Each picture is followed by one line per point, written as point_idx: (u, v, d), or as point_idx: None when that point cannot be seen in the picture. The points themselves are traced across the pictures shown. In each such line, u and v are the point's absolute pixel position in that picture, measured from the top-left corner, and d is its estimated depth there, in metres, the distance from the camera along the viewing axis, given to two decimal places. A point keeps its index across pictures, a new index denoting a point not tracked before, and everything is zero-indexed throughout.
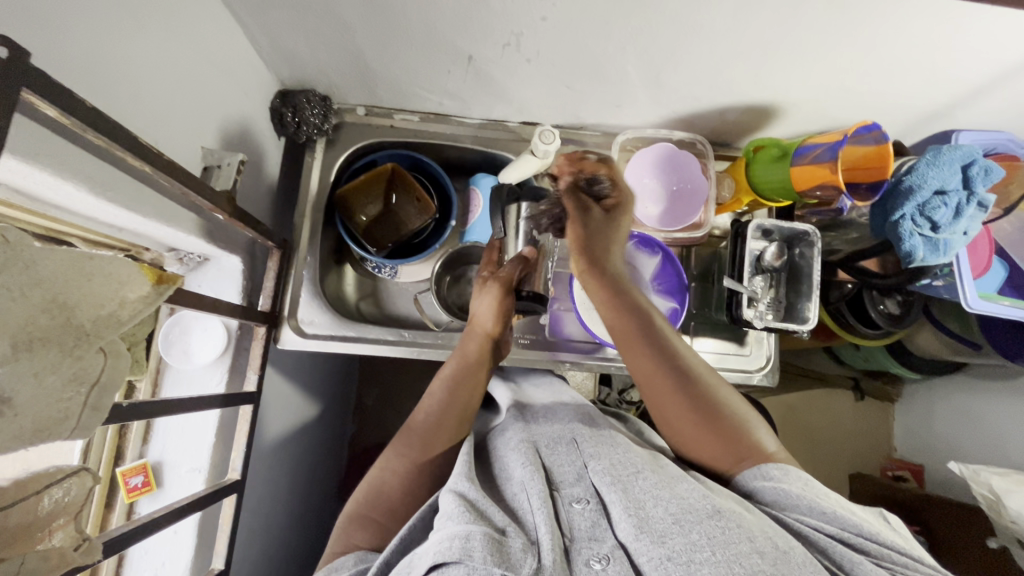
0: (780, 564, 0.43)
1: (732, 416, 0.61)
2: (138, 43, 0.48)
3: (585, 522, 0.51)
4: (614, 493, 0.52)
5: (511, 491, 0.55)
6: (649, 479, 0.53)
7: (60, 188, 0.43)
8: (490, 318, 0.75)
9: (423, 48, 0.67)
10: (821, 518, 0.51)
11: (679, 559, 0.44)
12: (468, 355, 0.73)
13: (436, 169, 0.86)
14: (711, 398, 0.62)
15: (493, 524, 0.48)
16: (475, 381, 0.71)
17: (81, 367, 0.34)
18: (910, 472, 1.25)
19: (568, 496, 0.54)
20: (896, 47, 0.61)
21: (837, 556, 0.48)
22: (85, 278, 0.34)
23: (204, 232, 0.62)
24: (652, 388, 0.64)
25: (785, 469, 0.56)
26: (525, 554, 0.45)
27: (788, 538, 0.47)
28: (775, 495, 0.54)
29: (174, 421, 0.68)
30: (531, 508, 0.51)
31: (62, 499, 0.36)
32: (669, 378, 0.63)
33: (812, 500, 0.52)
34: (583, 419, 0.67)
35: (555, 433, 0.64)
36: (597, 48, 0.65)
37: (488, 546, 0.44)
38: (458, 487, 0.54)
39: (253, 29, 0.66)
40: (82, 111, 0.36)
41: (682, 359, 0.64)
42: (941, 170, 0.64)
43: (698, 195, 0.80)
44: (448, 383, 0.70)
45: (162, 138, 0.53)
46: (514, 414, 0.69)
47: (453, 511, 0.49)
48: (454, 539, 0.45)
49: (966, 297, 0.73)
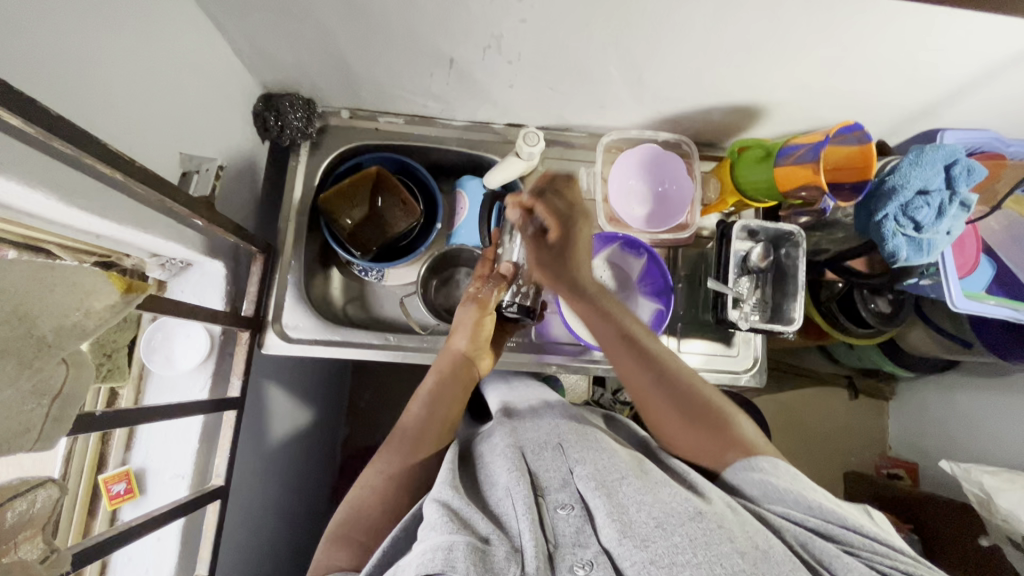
0: (760, 565, 0.43)
1: (717, 409, 0.63)
2: (109, 49, 0.48)
3: (570, 528, 0.50)
4: (598, 498, 0.50)
5: (496, 497, 0.55)
6: (633, 484, 0.52)
7: (29, 197, 0.43)
8: (463, 338, 0.77)
9: (404, 51, 0.67)
10: (800, 513, 0.51)
11: (661, 562, 0.43)
12: (444, 371, 0.75)
13: (422, 171, 0.86)
14: (694, 394, 0.64)
15: (476, 533, 0.48)
16: (453, 397, 0.73)
17: (42, 379, 0.34)
18: (905, 471, 1.25)
19: (554, 501, 0.53)
20: (877, 47, 0.61)
21: (817, 550, 0.47)
22: (47, 289, 0.34)
23: (184, 237, 0.62)
24: (634, 386, 0.67)
25: (775, 463, 0.57)
26: (508, 562, 0.45)
27: (768, 536, 0.47)
28: (763, 490, 0.54)
29: (157, 428, 0.68)
30: (515, 514, 0.51)
31: (27, 512, 0.36)
32: (649, 378, 0.66)
33: (798, 493, 0.52)
34: (569, 420, 0.65)
35: (541, 437, 0.62)
36: (578, 50, 0.65)
37: (470, 555, 0.44)
38: (441, 496, 0.53)
39: (232, 34, 0.66)
40: (47, 120, 0.36)
41: (659, 360, 0.67)
42: (924, 170, 0.64)
43: (684, 195, 0.81)
44: (426, 401, 0.72)
45: (136, 144, 0.53)
46: (501, 419, 0.69)
47: (436, 521, 0.48)
48: (437, 550, 0.44)
49: (953, 298, 0.73)
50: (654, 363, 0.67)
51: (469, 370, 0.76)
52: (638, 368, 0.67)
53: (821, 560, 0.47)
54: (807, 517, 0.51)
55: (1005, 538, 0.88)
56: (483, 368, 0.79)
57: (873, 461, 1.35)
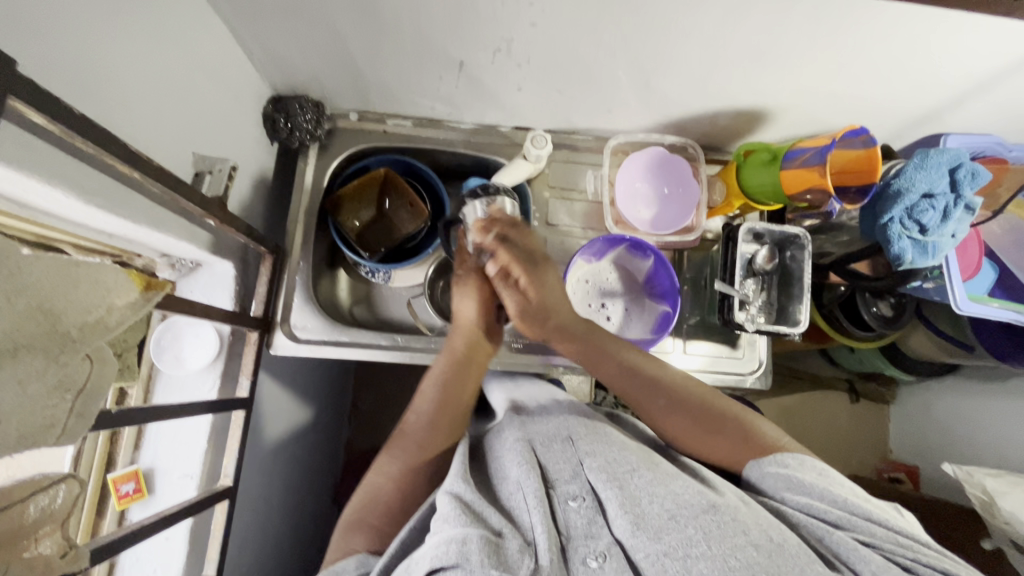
0: (774, 557, 0.43)
1: (733, 418, 0.64)
2: (126, 50, 0.48)
3: (581, 519, 0.51)
4: (610, 490, 0.51)
5: (506, 491, 0.55)
6: (644, 476, 0.52)
7: (48, 195, 0.43)
8: (473, 308, 0.76)
9: (415, 53, 0.68)
10: (824, 505, 0.51)
11: (675, 554, 0.44)
12: (456, 351, 0.74)
13: (428, 173, 0.86)
14: (712, 410, 0.65)
15: (489, 526, 0.48)
16: (466, 377, 0.73)
17: (67, 374, 0.34)
18: (905, 474, 1.25)
19: (564, 493, 0.53)
20: (883, 52, 0.61)
21: (835, 544, 0.48)
22: (72, 285, 0.34)
23: (195, 237, 0.62)
24: (645, 412, 0.68)
25: (800, 458, 0.57)
26: (521, 555, 0.46)
27: (783, 529, 0.47)
28: (786, 481, 0.54)
29: (166, 427, 0.68)
30: (526, 508, 0.51)
31: (48, 507, 0.36)
32: (656, 401, 0.67)
33: (824, 487, 0.53)
34: (579, 416, 0.66)
35: (551, 429, 0.62)
36: (588, 54, 0.66)
37: (484, 548, 0.44)
38: (452, 489, 0.53)
39: (245, 36, 0.66)
40: (69, 118, 0.36)
41: (666, 382, 0.68)
42: (929, 173, 0.64)
43: (689, 198, 0.83)
44: (439, 382, 0.71)
45: (151, 144, 0.53)
46: (511, 415, 0.69)
47: (449, 514, 0.49)
48: (451, 543, 0.45)
49: (956, 300, 0.74)
50: (659, 387, 0.67)
51: (482, 347, 0.76)
52: (643, 393, 0.68)
53: (840, 552, 0.47)
54: (829, 509, 0.51)
55: (1008, 540, 0.88)
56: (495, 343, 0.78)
57: (874, 464, 1.35)
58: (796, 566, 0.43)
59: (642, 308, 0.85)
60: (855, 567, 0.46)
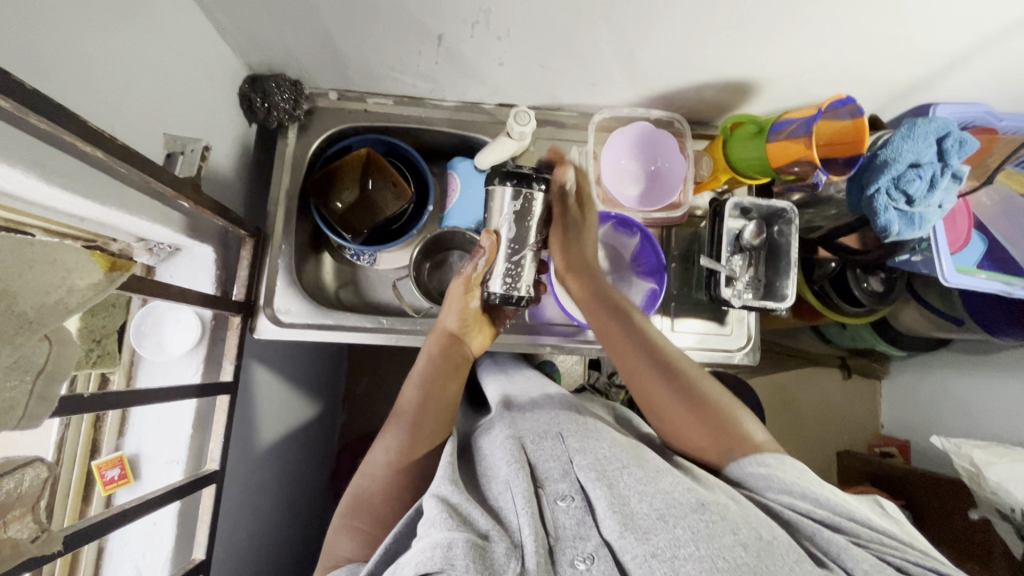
0: (763, 557, 0.43)
1: (719, 406, 0.62)
2: (86, 28, 0.47)
3: (570, 520, 0.50)
4: (598, 489, 0.50)
5: (496, 490, 0.54)
6: (634, 474, 0.52)
7: (9, 175, 0.42)
8: (452, 318, 0.74)
9: (392, 28, 0.66)
10: (811, 504, 0.51)
11: (662, 556, 0.43)
12: (433, 353, 0.73)
13: (411, 152, 0.84)
14: (695, 388, 0.64)
15: (476, 529, 0.47)
16: (444, 377, 0.72)
17: (24, 354, 0.33)
18: (896, 448, 1.26)
19: (553, 493, 0.53)
20: (868, 19, 0.60)
21: (824, 541, 0.47)
22: (26, 265, 0.33)
23: (170, 219, 0.61)
24: (637, 383, 0.67)
25: (780, 459, 0.56)
26: (508, 558, 0.45)
27: (773, 527, 0.47)
28: (767, 481, 0.54)
29: (150, 412, 0.67)
30: (514, 508, 0.50)
31: (14, 490, 0.36)
32: (648, 365, 0.66)
33: (806, 487, 0.52)
34: (569, 411, 0.65)
35: (542, 427, 0.62)
36: (569, 26, 0.64)
37: (470, 553, 0.43)
38: (441, 491, 0.53)
39: (216, 12, 0.64)
40: (21, 94, 0.35)
41: (663, 350, 0.67)
42: (916, 143, 0.63)
43: (676, 172, 0.81)
44: (419, 387, 0.71)
45: (116, 125, 0.52)
46: (502, 412, 0.68)
47: (435, 517, 0.48)
48: (437, 548, 0.44)
49: (943, 272, 0.73)
50: (652, 349, 0.67)
51: (459, 349, 0.75)
52: (637, 355, 0.67)
53: (832, 550, 0.46)
54: (816, 509, 0.50)
55: (995, 510, 0.89)
56: (477, 346, 0.77)
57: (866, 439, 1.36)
58: (784, 565, 0.42)
59: (628, 287, 0.84)
60: (846, 564, 0.45)
